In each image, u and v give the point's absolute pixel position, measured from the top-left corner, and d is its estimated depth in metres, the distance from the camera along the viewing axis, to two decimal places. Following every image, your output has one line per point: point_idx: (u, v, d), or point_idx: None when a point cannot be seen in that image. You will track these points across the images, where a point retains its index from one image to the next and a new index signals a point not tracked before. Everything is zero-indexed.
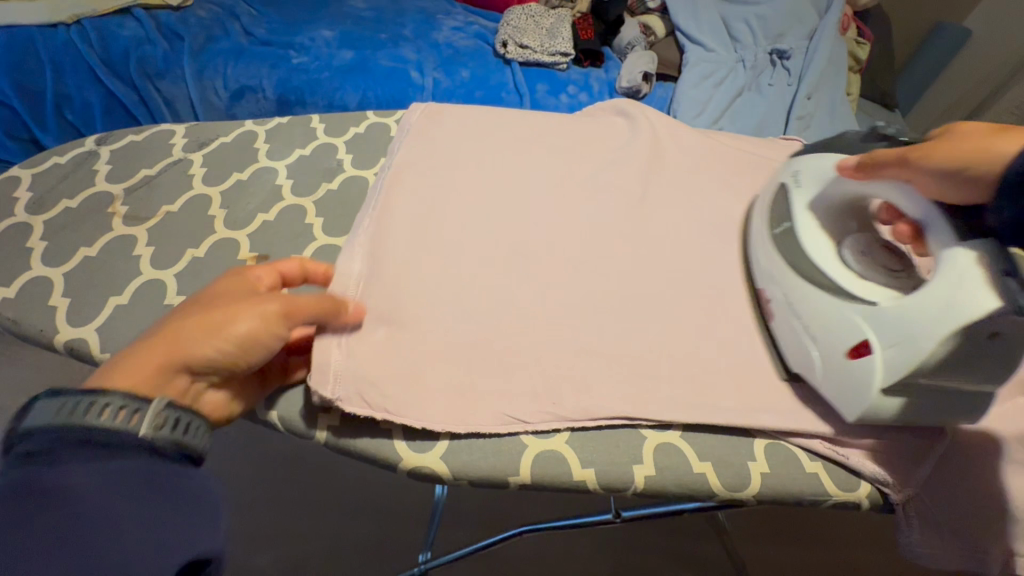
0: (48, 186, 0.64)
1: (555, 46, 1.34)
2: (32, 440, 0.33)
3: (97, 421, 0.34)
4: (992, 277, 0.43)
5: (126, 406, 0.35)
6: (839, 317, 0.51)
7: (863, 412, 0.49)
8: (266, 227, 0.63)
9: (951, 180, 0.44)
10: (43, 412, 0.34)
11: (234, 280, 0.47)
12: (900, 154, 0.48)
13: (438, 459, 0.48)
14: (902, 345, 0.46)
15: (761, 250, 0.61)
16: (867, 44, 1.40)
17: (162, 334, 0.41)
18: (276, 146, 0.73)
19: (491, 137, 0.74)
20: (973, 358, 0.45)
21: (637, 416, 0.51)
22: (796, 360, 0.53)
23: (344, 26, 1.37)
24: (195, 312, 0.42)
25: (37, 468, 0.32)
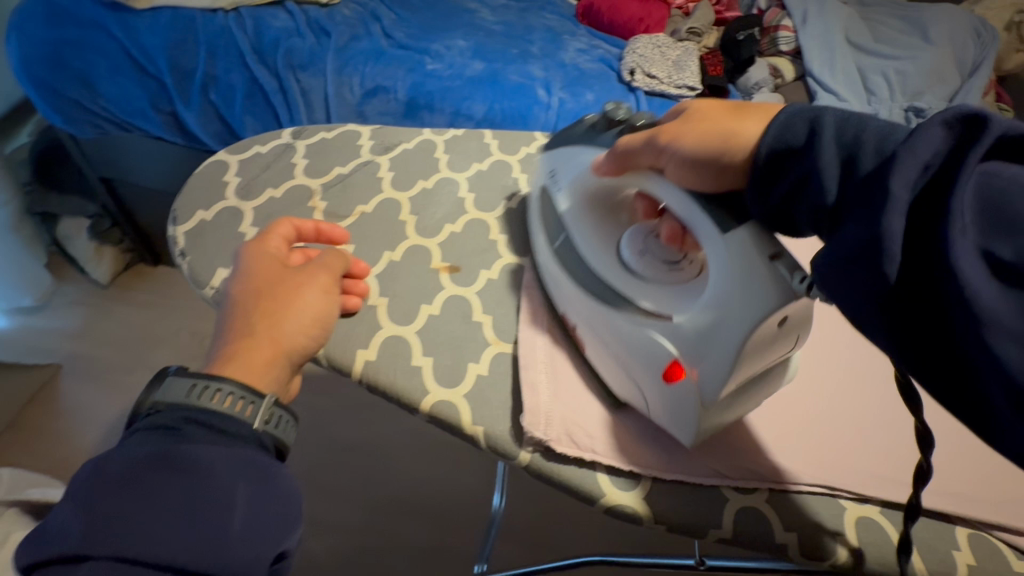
0: (254, 173, 0.67)
1: (683, 80, 1.35)
2: (166, 413, 0.40)
3: (214, 406, 0.40)
4: (758, 275, 0.42)
5: (227, 391, 0.41)
6: (636, 336, 0.50)
7: (694, 433, 0.47)
8: (454, 238, 0.65)
9: (699, 164, 0.45)
10: (172, 393, 0.41)
11: (256, 258, 0.50)
12: (648, 138, 0.49)
13: (641, 499, 0.48)
14: (711, 357, 0.44)
15: (552, 268, 0.58)
16: (1009, 111, 1.34)
17: (241, 324, 0.46)
18: (455, 158, 0.75)
19: None
20: (775, 342, 0.44)
21: (841, 486, 0.50)
22: (620, 380, 0.52)
23: (477, 38, 1.41)
24: (255, 306, 0.46)
25: (168, 440, 0.38)
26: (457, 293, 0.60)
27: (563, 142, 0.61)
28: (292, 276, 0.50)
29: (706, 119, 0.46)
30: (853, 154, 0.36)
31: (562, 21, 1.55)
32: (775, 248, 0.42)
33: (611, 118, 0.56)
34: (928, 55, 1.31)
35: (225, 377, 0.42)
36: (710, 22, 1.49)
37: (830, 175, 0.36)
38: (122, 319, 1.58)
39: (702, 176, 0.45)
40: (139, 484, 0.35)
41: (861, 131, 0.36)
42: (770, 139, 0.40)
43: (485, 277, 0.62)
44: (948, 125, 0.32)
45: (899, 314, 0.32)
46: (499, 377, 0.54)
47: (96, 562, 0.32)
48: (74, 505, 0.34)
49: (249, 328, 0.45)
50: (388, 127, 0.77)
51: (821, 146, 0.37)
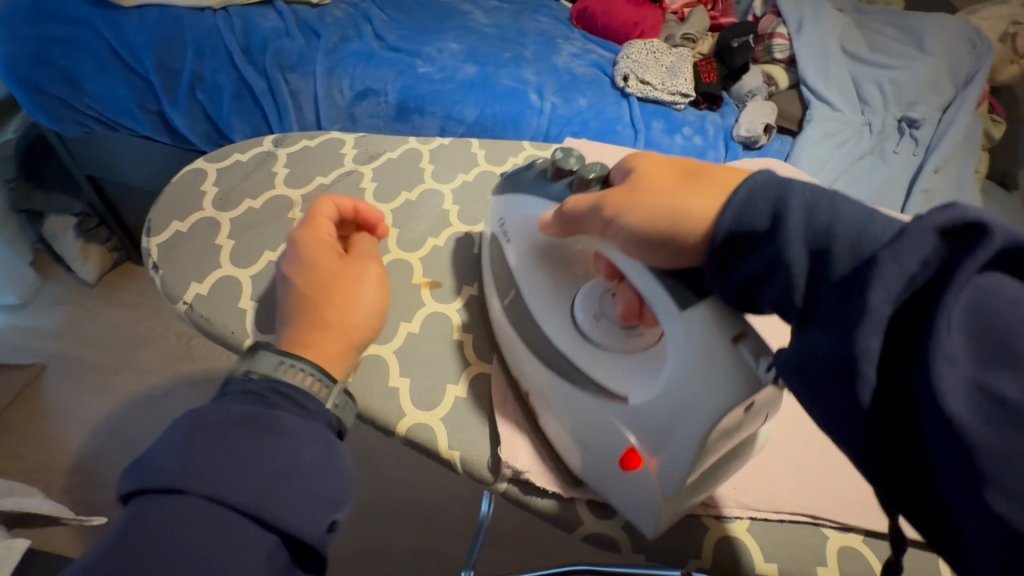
0: (233, 182, 0.66)
1: (677, 86, 1.34)
2: (253, 381, 0.41)
3: (295, 383, 0.41)
4: (716, 362, 0.38)
5: (307, 369, 0.42)
6: (590, 414, 0.46)
7: (654, 522, 0.44)
8: (436, 252, 0.64)
9: (659, 241, 0.41)
10: (262, 361, 0.42)
11: (316, 242, 0.51)
12: (596, 203, 0.46)
13: (620, 528, 0.47)
14: (670, 448, 0.41)
15: (503, 330, 0.54)
16: (1002, 123, 1.34)
17: (313, 311, 0.46)
18: (441, 168, 0.73)
19: None
20: (742, 427, 0.41)
21: (822, 514, 0.49)
22: (572, 457, 0.48)
23: (469, 41, 1.39)
24: (324, 294, 0.47)
25: (257, 404, 0.39)
26: (437, 309, 0.58)
27: (514, 188, 0.57)
28: (355, 265, 0.51)
29: (649, 194, 0.42)
30: (826, 248, 0.32)
31: (557, 24, 1.54)
32: (740, 329, 0.39)
33: (563, 168, 0.53)
34: (922, 65, 1.31)
35: (304, 357, 0.43)
36: (705, 28, 1.48)
37: (798, 270, 0.33)
38: (108, 319, 1.56)
39: (658, 253, 0.42)
40: (234, 437, 0.36)
41: (831, 221, 0.33)
42: (728, 220, 0.37)
43: (467, 293, 0.60)
44: (938, 236, 0.28)
45: (880, 438, 0.29)
46: (478, 399, 0.53)
47: (189, 495, 0.33)
48: (173, 443, 0.35)
49: (321, 314, 0.46)
50: (373, 135, 0.76)
51: (789, 236, 0.34)
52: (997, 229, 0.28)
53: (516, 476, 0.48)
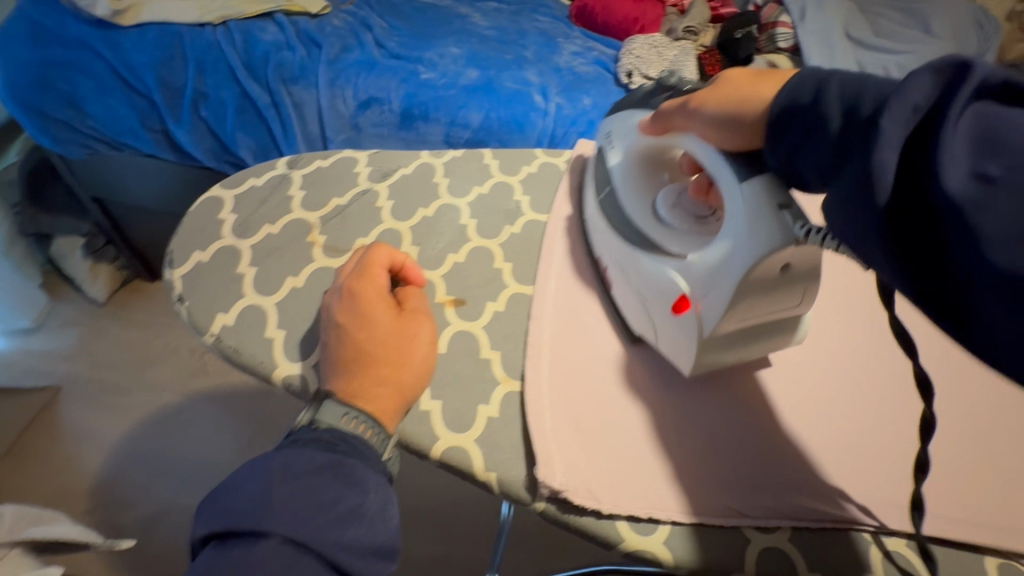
0: (250, 208, 0.66)
1: (682, 80, 1.33)
2: (318, 429, 0.43)
3: (351, 432, 0.43)
4: (761, 219, 0.45)
5: (365, 420, 0.44)
6: (655, 273, 0.56)
7: (692, 362, 0.53)
8: (457, 269, 0.63)
9: (728, 123, 0.46)
10: (327, 413, 0.44)
11: (375, 291, 0.51)
12: (683, 105, 0.52)
13: (661, 543, 0.47)
14: (713, 293, 0.50)
15: (596, 219, 0.64)
16: None
17: (371, 362, 0.47)
18: (456, 182, 0.73)
19: None
20: (775, 290, 0.49)
21: (863, 520, 0.49)
22: (640, 318, 0.58)
23: (470, 44, 1.38)
24: (380, 346, 0.48)
25: (329, 452, 0.42)
26: (462, 329, 0.58)
27: (626, 107, 0.65)
28: (410, 320, 0.52)
29: (731, 85, 0.47)
30: (855, 105, 0.35)
31: (556, 23, 1.52)
32: (786, 200, 0.45)
33: (666, 86, 0.61)
34: (929, 48, 1.29)
35: (363, 406, 0.45)
36: (706, 19, 1.47)
37: (832, 123, 0.36)
38: (121, 337, 1.56)
39: (722, 134, 0.47)
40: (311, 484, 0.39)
41: (861, 88, 0.35)
42: (783, 102, 0.40)
43: (492, 309, 0.60)
44: (936, 73, 0.30)
45: (902, 245, 0.32)
46: (511, 417, 0.52)
47: (271, 539, 0.36)
48: (255, 485, 0.38)
49: (379, 365, 0.47)
50: (385, 152, 0.75)
51: (825, 103, 0.37)
52: (986, 66, 0.29)
53: (553, 494, 0.48)
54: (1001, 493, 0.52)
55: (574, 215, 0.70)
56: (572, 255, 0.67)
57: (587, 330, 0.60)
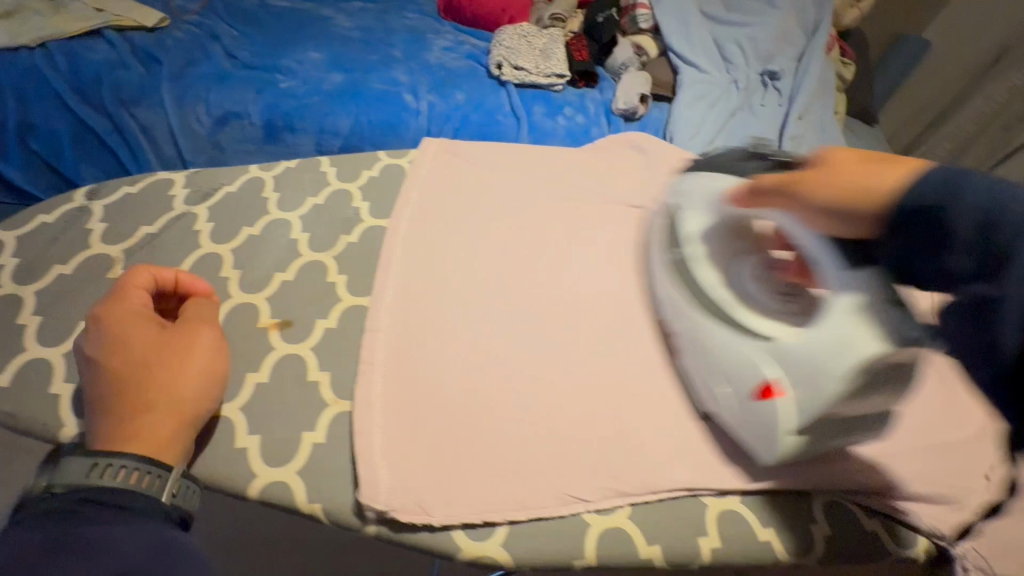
0: (36, 250, 0.58)
1: (551, 68, 1.34)
2: (61, 500, 0.38)
3: (108, 482, 0.39)
4: (879, 316, 0.46)
5: (129, 468, 0.40)
6: (736, 353, 0.54)
7: (774, 452, 0.51)
8: (286, 288, 0.59)
9: (835, 213, 0.46)
10: (71, 473, 0.39)
11: (129, 311, 0.47)
12: (783, 181, 0.51)
13: (500, 546, 0.46)
14: (805, 386, 0.49)
15: (661, 282, 0.63)
16: (851, 63, 1.45)
17: (127, 393, 0.43)
18: (287, 195, 0.68)
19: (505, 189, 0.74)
20: (875, 392, 0.48)
21: (700, 487, 0.52)
22: (710, 393, 0.55)
23: (332, 48, 1.32)
24: (137, 370, 0.44)
25: (81, 520, 0.37)
26: (288, 353, 0.54)
27: (705, 170, 0.66)
28: (177, 333, 0.48)
29: (830, 172, 0.47)
30: (990, 229, 0.36)
31: (425, 20, 1.49)
32: (888, 297, 0.47)
33: (756, 154, 0.62)
34: (773, 19, 1.39)
35: (127, 454, 0.40)
36: (572, 6, 1.48)
37: (958, 247, 0.38)
38: None
39: (837, 223, 0.47)
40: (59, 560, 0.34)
41: (1004, 208, 0.36)
42: (909, 200, 0.40)
43: (322, 328, 0.57)
44: None
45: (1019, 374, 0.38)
46: (338, 439, 0.49)
47: None
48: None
49: (138, 395, 0.43)
50: (206, 170, 0.69)
51: (952, 217, 0.38)
52: None
53: (381, 515, 0.46)
54: None
55: (414, 217, 0.68)
56: (409, 258, 0.64)
57: (426, 333, 0.57)
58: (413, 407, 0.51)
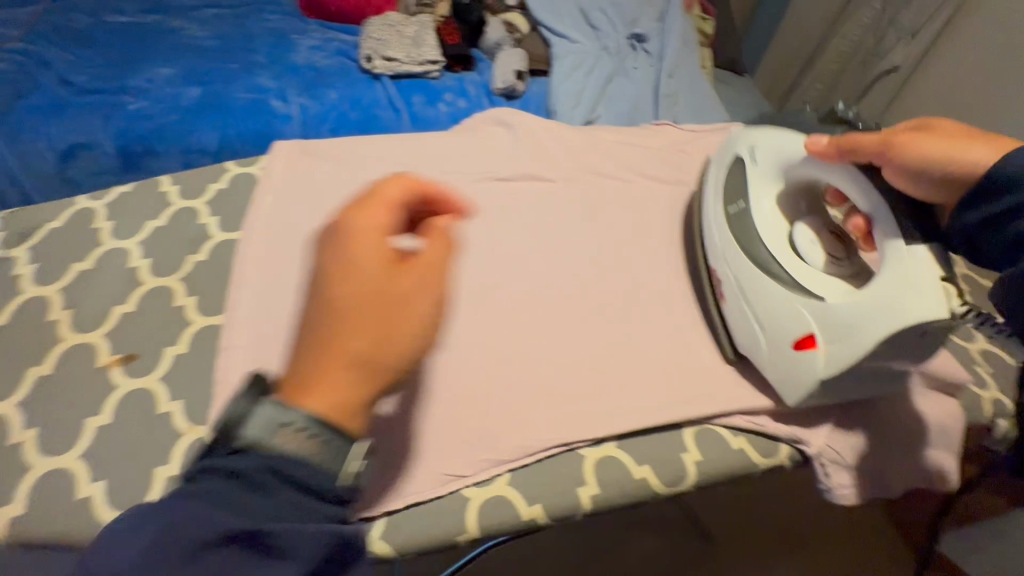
0: None
1: (423, 55, 1.31)
2: (251, 455, 0.37)
3: (287, 446, 0.36)
4: (935, 291, 0.51)
5: (320, 449, 0.37)
6: (788, 308, 0.60)
7: (795, 395, 0.59)
8: (126, 322, 0.56)
9: (913, 175, 0.55)
10: (262, 435, 0.37)
11: (353, 257, 0.41)
12: (879, 142, 0.56)
13: (379, 539, 0.49)
14: (840, 343, 0.55)
15: (714, 226, 0.69)
16: (711, 20, 1.54)
17: (278, 380, 0.38)
18: (122, 222, 0.63)
19: (367, 182, 0.73)
20: (905, 353, 0.55)
21: (574, 442, 0.56)
22: (748, 334, 0.62)
23: (185, 61, 1.24)
24: (315, 347, 0.38)
25: (247, 490, 0.36)
26: (133, 389, 0.52)
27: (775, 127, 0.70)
28: (406, 280, 0.41)
29: (950, 137, 0.54)
30: None
31: (286, 19, 1.42)
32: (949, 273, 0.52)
33: (848, 119, 0.66)
34: None
35: (315, 428, 0.36)
36: None
37: None
38: None
39: (915, 181, 0.55)
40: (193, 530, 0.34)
41: None
42: (1011, 167, 0.49)
43: (171, 354, 0.54)
44: None
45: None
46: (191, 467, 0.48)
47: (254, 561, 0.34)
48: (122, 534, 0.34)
49: (293, 383, 0.38)
50: (24, 208, 0.63)
51: None
52: None
53: None
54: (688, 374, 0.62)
55: (266, 224, 0.65)
56: (259, 268, 0.61)
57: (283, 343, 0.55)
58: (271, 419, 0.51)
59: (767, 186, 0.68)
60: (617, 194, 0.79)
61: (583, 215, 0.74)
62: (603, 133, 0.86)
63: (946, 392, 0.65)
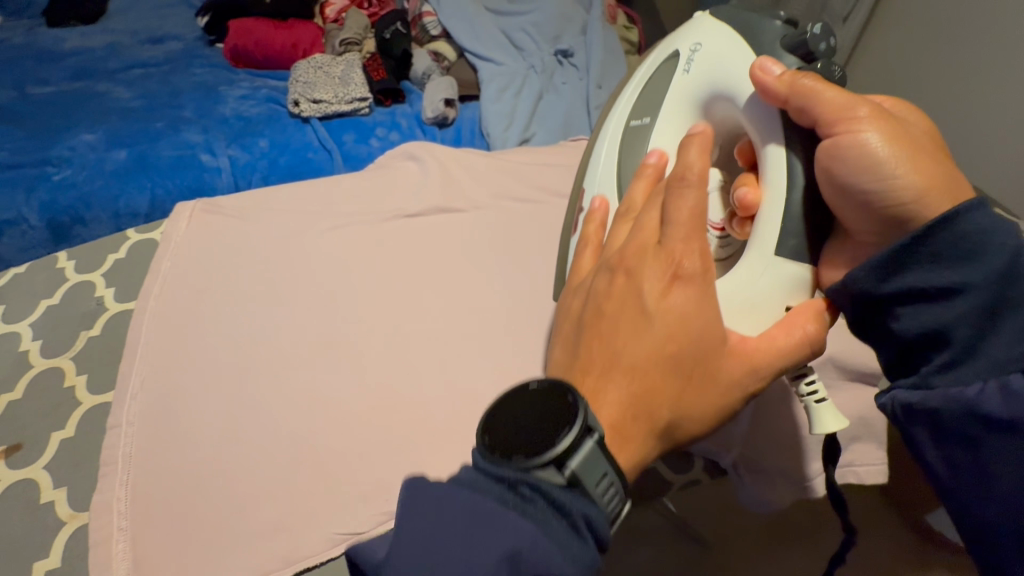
0: None
1: (350, 93, 1.32)
2: (505, 485, 0.38)
3: (551, 488, 0.38)
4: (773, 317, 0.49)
5: (613, 486, 0.40)
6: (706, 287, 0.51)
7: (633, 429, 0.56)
8: (13, 409, 0.58)
9: (845, 192, 0.48)
10: (594, 465, 0.38)
11: (670, 241, 0.44)
12: (841, 112, 0.46)
13: None
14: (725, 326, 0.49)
15: (615, 144, 0.65)
16: (635, 27, 1.56)
17: (690, 349, 0.42)
18: (14, 305, 0.66)
19: (270, 236, 0.73)
20: None
21: None
22: None
23: (108, 125, 1.23)
24: (705, 319, 0.43)
25: (526, 523, 0.36)
26: (18, 478, 0.54)
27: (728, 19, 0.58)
28: (636, 319, 0.43)
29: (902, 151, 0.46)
30: (993, 316, 0.42)
31: (214, 71, 1.43)
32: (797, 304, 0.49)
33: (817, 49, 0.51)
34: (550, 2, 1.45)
35: (617, 463, 0.40)
36: (364, 26, 1.48)
37: (955, 323, 0.43)
38: None
39: (852, 211, 0.48)
40: (497, 517, 0.36)
41: (1005, 303, 0.42)
42: (956, 237, 0.42)
43: (58, 439, 0.56)
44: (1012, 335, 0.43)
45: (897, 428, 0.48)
46: (75, 556, 0.49)
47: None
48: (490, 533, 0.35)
49: (662, 375, 0.42)
50: None
51: (966, 297, 0.43)
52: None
53: None
54: None
55: (163, 293, 0.66)
56: (151, 340, 0.62)
57: (172, 413, 0.57)
58: (168, 496, 0.52)
59: (677, 105, 0.61)
60: (527, 217, 0.80)
61: (493, 244, 0.77)
62: (512, 157, 0.87)
63: (866, 381, 0.63)
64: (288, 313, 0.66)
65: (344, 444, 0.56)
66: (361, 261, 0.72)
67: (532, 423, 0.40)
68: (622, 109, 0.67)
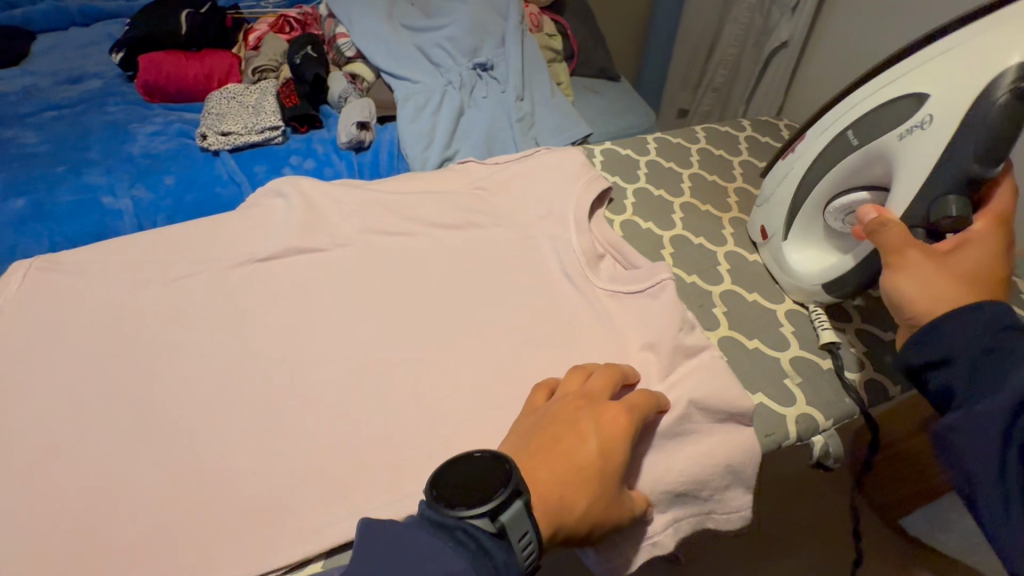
0: None
1: (261, 123, 1.28)
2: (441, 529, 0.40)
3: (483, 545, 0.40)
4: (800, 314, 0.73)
5: (534, 549, 0.41)
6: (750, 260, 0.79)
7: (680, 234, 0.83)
8: None
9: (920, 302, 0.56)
10: (520, 521, 0.40)
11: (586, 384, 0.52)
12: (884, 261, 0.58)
13: None
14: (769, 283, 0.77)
15: (843, 124, 0.68)
16: (559, 34, 1.54)
17: (607, 478, 0.46)
18: None
19: (106, 292, 0.69)
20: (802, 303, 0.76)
21: (275, 566, 0.51)
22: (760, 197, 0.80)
23: (8, 173, 1.19)
24: (620, 436, 0.47)
25: (456, 558, 0.38)
26: None
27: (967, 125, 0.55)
28: (589, 449, 0.46)
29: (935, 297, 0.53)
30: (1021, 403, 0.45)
31: (128, 107, 1.40)
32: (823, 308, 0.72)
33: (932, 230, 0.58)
34: (465, 13, 1.39)
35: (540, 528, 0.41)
36: (279, 52, 1.45)
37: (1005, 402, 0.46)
38: None
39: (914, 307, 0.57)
40: (428, 546, 0.39)
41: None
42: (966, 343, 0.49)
43: None
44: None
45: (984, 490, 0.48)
46: None
47: None
48: (419, 547, 0.38)
49: (588, 483, 0.45)
50: None
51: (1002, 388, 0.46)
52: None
53: None
54: (434, 450, 0.59)
55: None
56: None
57: None
58: None
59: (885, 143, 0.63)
60: (395, 253, 0.76)
61: (356, 284, 0.73)
62: (389, 187, 0.84)
63: (734, 420, 0.59)
64: (111, 379, 0.62)
65: (138, 522, 0.53)
66: (207, 316, 0.68)
67: (468, 481, 0.42)
68: (886, 87, 0.64)
